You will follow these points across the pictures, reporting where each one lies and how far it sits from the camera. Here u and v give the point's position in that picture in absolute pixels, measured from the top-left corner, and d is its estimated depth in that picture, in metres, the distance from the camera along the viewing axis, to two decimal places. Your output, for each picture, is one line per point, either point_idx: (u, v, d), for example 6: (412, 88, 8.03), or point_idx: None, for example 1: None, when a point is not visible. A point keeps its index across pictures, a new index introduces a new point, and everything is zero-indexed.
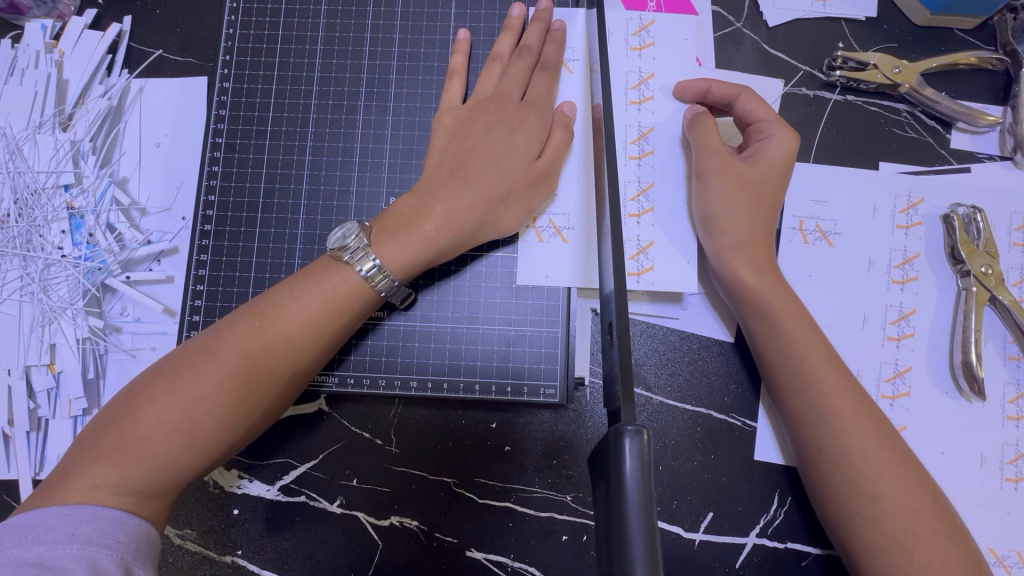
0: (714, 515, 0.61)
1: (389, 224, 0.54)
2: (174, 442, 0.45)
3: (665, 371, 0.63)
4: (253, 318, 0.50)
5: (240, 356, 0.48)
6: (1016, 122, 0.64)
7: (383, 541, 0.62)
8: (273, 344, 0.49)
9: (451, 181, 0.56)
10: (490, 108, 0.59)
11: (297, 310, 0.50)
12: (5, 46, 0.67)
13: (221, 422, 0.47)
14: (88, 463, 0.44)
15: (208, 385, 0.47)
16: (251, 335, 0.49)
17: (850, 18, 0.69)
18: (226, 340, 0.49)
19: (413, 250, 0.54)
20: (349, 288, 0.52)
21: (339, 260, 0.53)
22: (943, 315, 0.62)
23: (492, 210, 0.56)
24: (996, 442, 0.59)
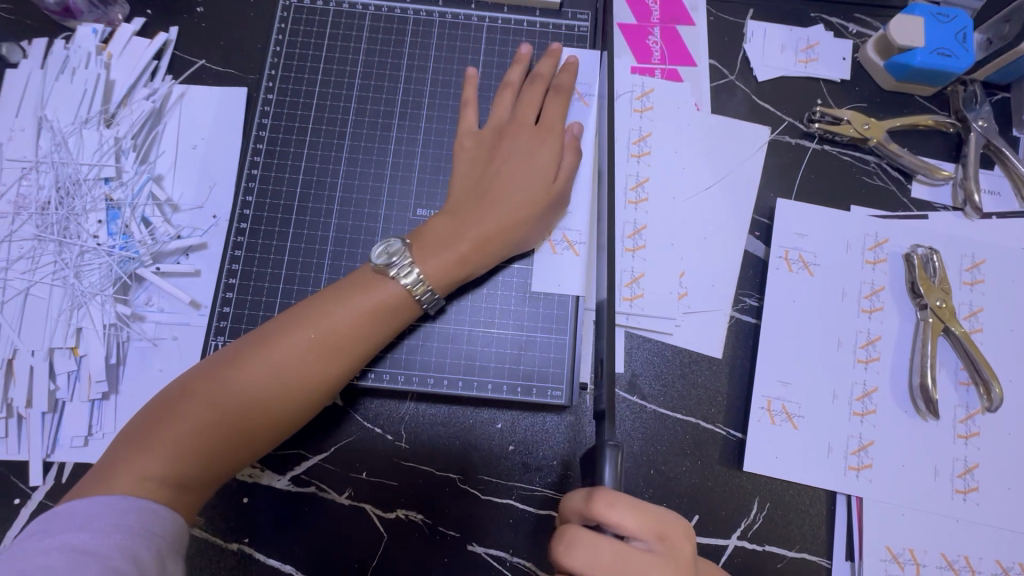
0: (699, 518, 0.66)
1: (425, 244, 0.59)
2: (235, 437, 0.51)
3: (659, 383, 0.69)
4: (272, 354, 0.53)
5: (294, 365, 0.53)
6: (966, 178, 0.74)
7: (389, 533, 0.65)
8: (327, 354, 0.54)
9: (478, 205, 0.61)
10: (510, 133, 0.65)
11: (320, 361, 0.54)
12: (58, 46, 0.71)
13: (277, 419, 0.53)
14: (138, 453, 0.47)
15: (272, 389, 0.52)
16: (288, 377, 0.52)
17: (828, 79, 0.78)
18: (253, 375, 0.52)
19: (450, 269, 0.59)
20: (395, 300, 0.57)
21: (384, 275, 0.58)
22: (904, 342, 0.69)
23: (519, 231, 0.62)
24: (947, 457, 0.66)
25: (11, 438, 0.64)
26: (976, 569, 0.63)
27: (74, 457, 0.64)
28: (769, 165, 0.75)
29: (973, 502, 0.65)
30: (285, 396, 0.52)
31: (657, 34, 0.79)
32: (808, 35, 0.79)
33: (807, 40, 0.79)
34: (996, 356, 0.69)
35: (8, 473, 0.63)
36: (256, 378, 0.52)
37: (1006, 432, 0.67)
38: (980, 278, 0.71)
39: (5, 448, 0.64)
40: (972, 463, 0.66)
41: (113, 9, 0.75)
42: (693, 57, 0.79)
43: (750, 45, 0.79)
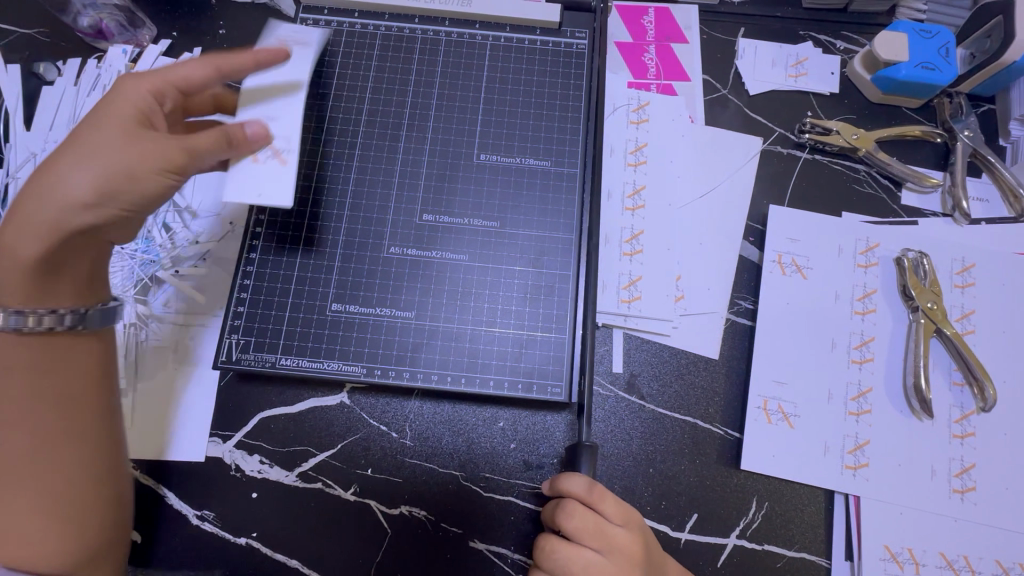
0: (698, 516, 0.67)
1: (15, 233, 0.52)
2: (60, 485, 0.53)
3: (657, 383, 0.71)
4: (56, 196, 0.52)
5: (60, 406, 0.54)
6: (954, 185, 0.76)
7: (394, 529, 0.66)
8: (59, 407, 0.54)
9: (49, 169, 0.52)
10: (104, 105, 0.55)
11: (87, 190, 0.52)
12: (91, 66, 0.77)
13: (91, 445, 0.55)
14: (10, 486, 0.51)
15: (60, 438, 0.54)
16: (58, 279, 0.54)
17: (818, 93, 0.82)
18: (95, 170, 0.52)
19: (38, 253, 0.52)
20: (64, 192, 0.51)
21: (15, 330, 0.52)
22: (898, 343, 0.71)
23: (104, 190, 0.52)
24: (944, 457, 0.67)
25: None
26: (976, 569, 0.64)
27: None
28: (762, 174, 0.78)
29: (971, 502, 0.65)
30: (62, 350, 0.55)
31: (652, 51, 0.83)
32: (798, 51, 0.83)
33: (797, 56, 0.83)
34: (990, 359, 0.70)
35: None
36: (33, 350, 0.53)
37: (1002, 433, 0.68)
38: (970, 282, 0.73)
39: None
40: (968, 463, 0.67)
41: (142, 31, 0.80)
42: (687, 72, 0.82)
43: (742, 61, 0.83)
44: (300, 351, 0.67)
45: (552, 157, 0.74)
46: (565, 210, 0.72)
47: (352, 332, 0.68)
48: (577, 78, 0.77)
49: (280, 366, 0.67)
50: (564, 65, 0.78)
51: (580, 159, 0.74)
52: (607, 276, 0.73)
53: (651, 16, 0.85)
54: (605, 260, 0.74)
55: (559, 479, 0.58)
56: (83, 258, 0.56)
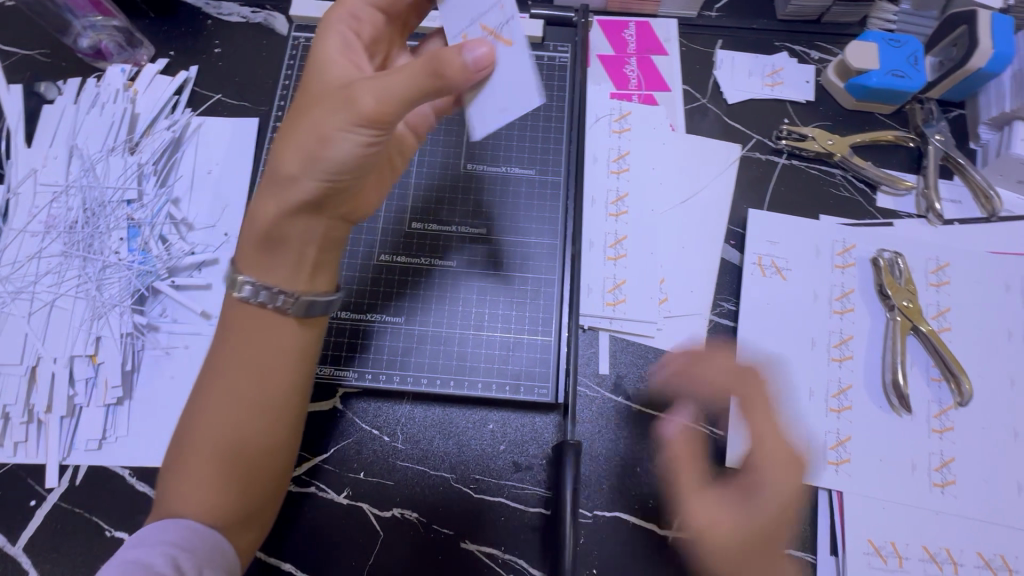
0: (685, 514, 0.68)
1: (269, 192, 0.55)
2: (241, 446, 0.54)
3: (643, 384, 0.72)
4: (284, 192, 0.54)
5: (261, 374, 0.55)
6: (927, 187, 0.78)
7: (385, 531, 0.67)
8: (263, 373, 0.55)
9: (295, 124, 0.54)
10: (338, 62, 0.56)
11: (294, 162, 0.53)
12: (90, 84, 0.79)
13: (283, 416, 0.56)
14: (206, 435, 0.54)
15: (254, 404, 0.55)
16: (260, 249, 0.56)
17: (793, 101, 0.85)
18: (292, 130, 0.54)
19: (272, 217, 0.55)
20: (310, 145, 0.52)
21: (245, 300, 0.56)
22: (876, 341, 0.73)
23: (305, 145, 0.52)
24: (923, 452, 0.68)
25: (31, 442, 0.68)
26: (958, 562, 0.65)
27: (88, 460, 0.68)
28: (740, 179, 0.81)
29: (951, 495, 0.67)
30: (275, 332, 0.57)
31: (633, 62, 0.86)
32: (773, 61, 0.86)
33: (772, 66, 0.86)
34: (965, 355, 0.72)
35: (27, 475, 0.67)
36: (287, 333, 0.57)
37: (980, 427, 0.69)
38: (945, 280, 0.75)
39: (26, 450, 0.68)
40: (947, 457, 0.68)
41: (140, 51, 0.83)
42: (667, 83, 0.85)
43: (720, 71, 0.86)
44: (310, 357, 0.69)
45: (537, 166, 0.77)
46: (550, 216, 0.75)
47: (343, 338, 0.70)
48: (560, 91, 0.80)
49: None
50: (547, 77, 0.81)
51: (564, 167, 0.77)
52: (592, 280, 0.75)
53: (632, 30, 0.88)
54: (590, 264, 0.76)
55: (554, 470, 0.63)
56: (309, 240, 0.56)
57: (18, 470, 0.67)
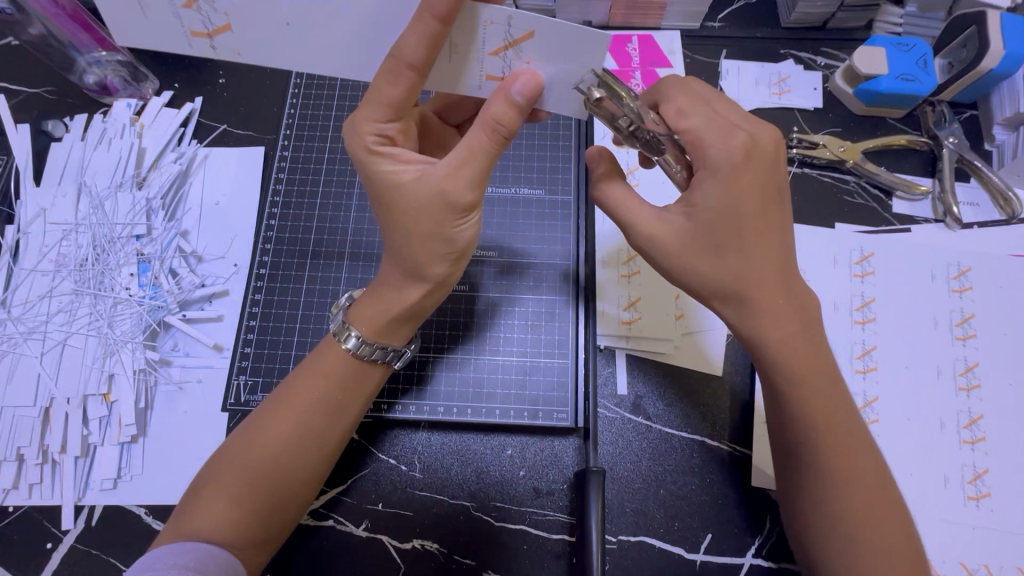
0: (712, 536, 0.66)
1: (384, 293, 0.57)
2: (280, 474, 0.54)
3: (663, 403, 0.71)
4: (411, 278, 0.56)
5: (327, 409, 0.56)
6: (943, 191, 0.77)
7: (406, 563, 0.66)
8: (333, 410, 0.57)
9: (401, 229, 0.53)
10: (395, 168, 0.53)
11: (436, 260, 0.54)
12: (97, 120, 0.79)
13: (330, 455, 0.57)
14: (252, 458, 0.53)
15: (316, 435, 0.56)
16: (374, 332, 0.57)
17: (801, 108, 0.84)
18: (405, 238, 0.53)
19: (383, 316, 0.57)
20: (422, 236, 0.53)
21: (356, 352, 0.57)
22: (900, 351, 0.71)
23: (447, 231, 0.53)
24: (956, 464, 0.67)
25: (46, 483, 0.67)
26: None
27: (104, 500, 0.67)
28: None
29: (986, 508, 0.65)
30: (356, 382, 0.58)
31: (638, 76, 0.85)
32: (779, 69, 0.85)
33: (779, 74, 0.85)
34: (993, 362, 0.71)
35: (42, 518, 0.66)
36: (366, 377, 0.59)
37: (1013, 437, 0.67)
38: (967, 286, 0.74)
39: (41, 493, 0.67)
40: (981, 469, 0.66)
41: (145, 84, 0.84)
42: None
43: (725, 81, 0.85)
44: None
45: (546, 185, 0.76)
46: (561, 238, 0.74)
47: None
48: None
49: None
50: None
51: (574, 186, 0.76)
52: (606, 299, 0.74)
53: (635, 43, 0.87)
54: (602, 284, 0.74)
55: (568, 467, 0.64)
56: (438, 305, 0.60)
57: (33, 512, 0.67)
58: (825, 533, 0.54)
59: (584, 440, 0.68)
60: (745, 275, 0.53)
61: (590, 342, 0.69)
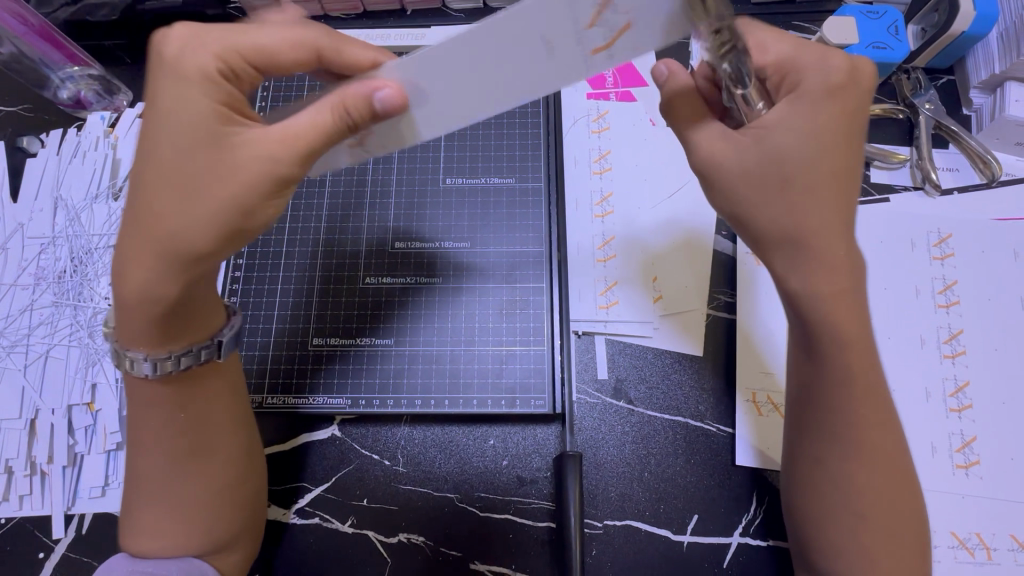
0: (698, 517, 0.66)
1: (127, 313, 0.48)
2: (186, 492, 0.55)
3: (644, 386, 0.70)
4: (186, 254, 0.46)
5: (189, 423, 0.55)
6: (921, 158, 0.76)
7: (393, 557, 0.66)
8: (197, 419, 0.55)
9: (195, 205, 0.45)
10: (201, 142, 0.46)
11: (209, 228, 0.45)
12: (72, 135, 0.80)
13: (235, 456, 0.58)
14: (154, 486, 0.54)
15: (190, 450, 0.55)
16: (127, 326, 0.49)
17: None
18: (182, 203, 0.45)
19: (147, 328, 0.49)
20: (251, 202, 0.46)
21: (152, 376, 0.52)
22: (883, 323, 0.70)
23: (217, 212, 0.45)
24: (943, 432, 0.66)
25: (35, 494, 0.68)
26: (991, 545, 0.62)
27: (92, 508, 0.68)
28: None
29: (977, 476, 0.64)
30: (196, 387, 0.55)
31: None
32: None
33: None
34: (978, 327, 0.70)
35: (33, 528, 0.67)
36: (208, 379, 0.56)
37: (1000, 402, 0.66)
38: (948, 253, 0.73)
39: (31, 503, 0.68)
40: (969, 436, 0.65)
41: (119, 97, 0.84)
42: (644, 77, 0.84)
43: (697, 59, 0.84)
44: (323, 386, 0.70)
45: (516, 173, 0.78)
46: (533, 223, 0.75)
47: (334, 364, 0.70)
48: (533, 97, 0.81)
49: (299, 406, 0.69)
50: None
51: (544, 172, 0.78)
52: (581, 285, 0.74)
53: None
54: (579, 269, 0.74)
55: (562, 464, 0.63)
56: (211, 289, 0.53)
57: (24, 523, 0.67)
58: (823, 522, 0.53)
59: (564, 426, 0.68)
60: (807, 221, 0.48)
61: (563, 326, 0.69)
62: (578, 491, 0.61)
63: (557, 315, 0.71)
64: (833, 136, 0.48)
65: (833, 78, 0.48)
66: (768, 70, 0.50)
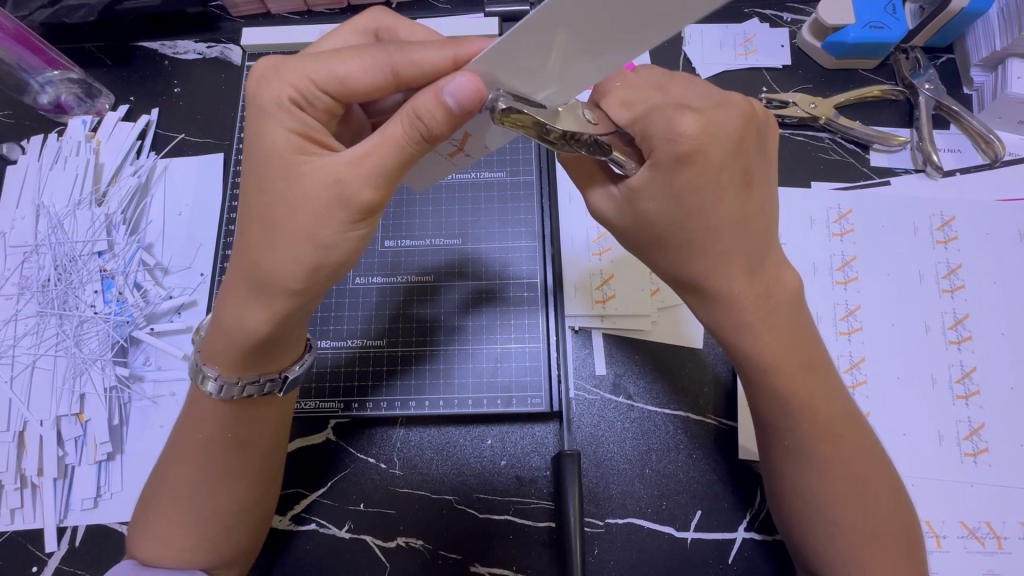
0: (702, 513, 0.64)
1: (219, 334, 0.50)
2: (204, 508, 0.53)
3: (643, 381, 0.69)
4: (266, 294, 0.46)
5: (230, 445, 0.54)
6: (922, 140, 0.74)
7: (392, 561, 0.64)
8: (240, 444, 0.54)
9: (265, 241, 0.45)
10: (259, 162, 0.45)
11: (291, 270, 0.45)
12: (52, 140, 0.79)
13: (260, 481, 0.56)
14: (176, 495, 0.53)
15: (225, 470, 0.54)
16: (215, 351, 0.50)
17: (769, 67, 0.81)
18: (267, 234, 0.45)
19: (230, 357, 0.50)
20: (292, 242, 0.44)
21: (222, 397, 0.52)
22: (885, 310, 0.69)
23: (269, 242, 0.45)
24: (950, 420, 0.64)
25: (26, 507, 0.66)
26: (1000, 534, 0.60)
27: (85, 519, 0.66)
28: None
29: (985, 463, 0.63)
30: (252, 416, 0.54)
31: None
32: (744, 29, 0.82)
33: (744, 34, 0.82)
34: (985, 313, 0.68)
35: (24, 541, 0.66)
36: (267, 411, 0.55)
37: (1008, 388, 0.65)
38: (952, 236, 0.71)
39: (22, 517, 0.66)
40: (977, 424, 0.64)
41: (100, 100, 0.83)
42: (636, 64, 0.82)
43: (689, 46, 0.82)
44: (371, 402, 0.68)
45: (507, 167, 0.76)
46: (525, 217, 0.74)
47: (327, 368, 0.69)
48: None
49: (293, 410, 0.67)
50: None
51: (535, 165, 0.76)
52: (577, 279, 0.72)
53: None
54: (573, 261, 0.73)
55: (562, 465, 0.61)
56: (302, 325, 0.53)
57: (16, 537, 0.66)
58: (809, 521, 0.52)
59: (562, 425, 0.66)
60: (698, 267, 0.49)
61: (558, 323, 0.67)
62: (577, 491, 0.60)
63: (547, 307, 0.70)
64: (730, 176, 0.46)
65: (715, 123, 0.45)
66: (652, 109, 0.46)
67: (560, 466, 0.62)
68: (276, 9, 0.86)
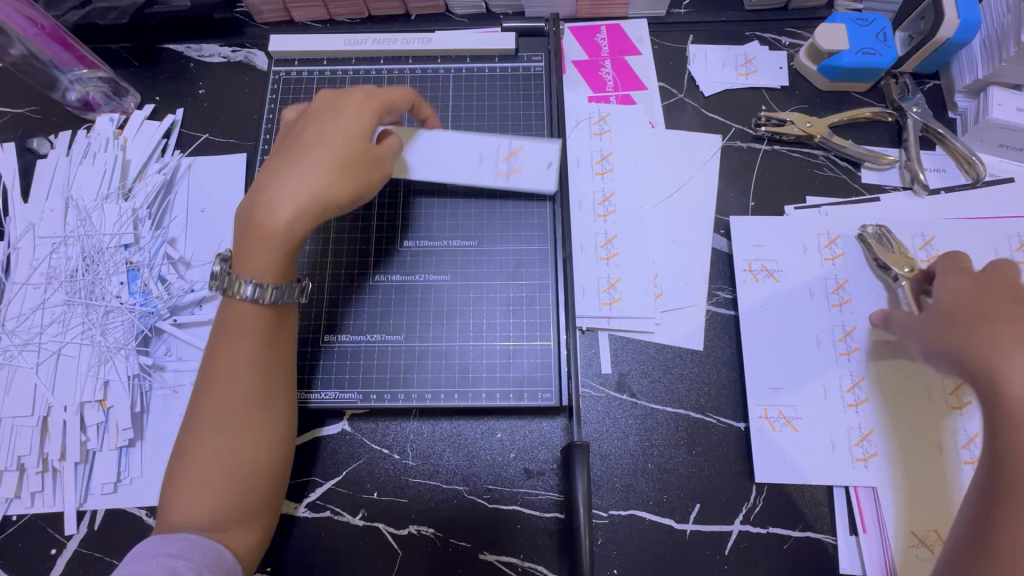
0: (701, 506, 0.68)
1: (251, 244, 0.59)
2: (238, 443, 0.58)
3: (647, 380, 0.73)
4: (303, 207, 0.59)
5: (259, 371, 0.60)
6: (909, 159, 0.79)
7: (404, 549, 0.67)
8: (266, 366, 0.60)
9: (308, 175, 0.60)
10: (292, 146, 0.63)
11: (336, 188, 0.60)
12: (81, 136, 0.81)
13: (283, 410, 0.62)
14: (210, 439, 0.57)
15: (254, 399, 0.59)
16: (252, 252, 0.59)
17: (768, 87, 0.86)
18: (309, 168, 0.60)
19: (265, 256, 0.59)
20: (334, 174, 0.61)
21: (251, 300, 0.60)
22: None
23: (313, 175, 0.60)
24: (949, 431, 0.68)
25: (47, 490, 0.68)
26: None
27: (104, 504, 0.68)
28: (724, 168, 0.82)
29: None
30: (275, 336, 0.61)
31: (608, 65, 0.87)
32: (745, 51, 0.87)
33: (745, 55, 0.87)
34: None
35: (45, 524, 0.68)
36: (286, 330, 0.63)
37: None
38: (934, 255, 0.75)
39: (43, 500, 0.68)
40: (973, 433, 0.68)
41: (127, 98, 0.86)
42: (643, 79, 0.87)
43: (694, 65, 0.87)
44: (388, 394, 0.70)
45: None
46: (537, 222, 0.77)
47: (347, 360, 0.72)
48: (537, 97, 0.83)
49: (313, 401, 0.70)
50: (523, 87, 0.84)
51: None
52: (586, 281, 0.76)
53: (603, 34, 0.89)
54: (582, 264, 0.76)
55: (570, 456, 0.64)
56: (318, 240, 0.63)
57: (36, 519, 0.68)
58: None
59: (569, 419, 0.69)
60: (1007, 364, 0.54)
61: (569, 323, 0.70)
62: (586, 482, 0.63)
63: (557, 305, 0.73)
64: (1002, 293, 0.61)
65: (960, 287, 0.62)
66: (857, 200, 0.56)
67: (568, 458, 0.65)
68: (299, 16, 0.90)
